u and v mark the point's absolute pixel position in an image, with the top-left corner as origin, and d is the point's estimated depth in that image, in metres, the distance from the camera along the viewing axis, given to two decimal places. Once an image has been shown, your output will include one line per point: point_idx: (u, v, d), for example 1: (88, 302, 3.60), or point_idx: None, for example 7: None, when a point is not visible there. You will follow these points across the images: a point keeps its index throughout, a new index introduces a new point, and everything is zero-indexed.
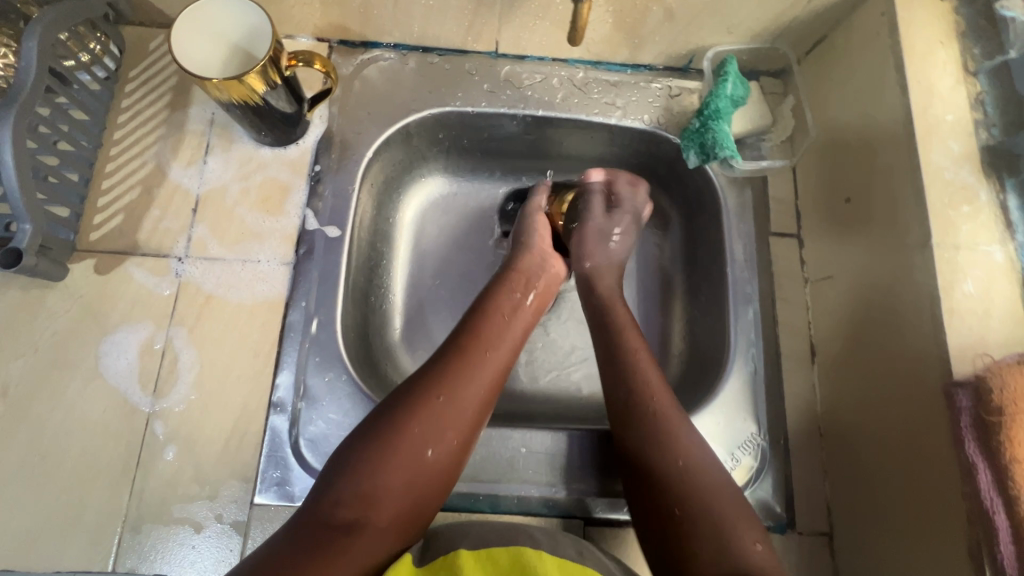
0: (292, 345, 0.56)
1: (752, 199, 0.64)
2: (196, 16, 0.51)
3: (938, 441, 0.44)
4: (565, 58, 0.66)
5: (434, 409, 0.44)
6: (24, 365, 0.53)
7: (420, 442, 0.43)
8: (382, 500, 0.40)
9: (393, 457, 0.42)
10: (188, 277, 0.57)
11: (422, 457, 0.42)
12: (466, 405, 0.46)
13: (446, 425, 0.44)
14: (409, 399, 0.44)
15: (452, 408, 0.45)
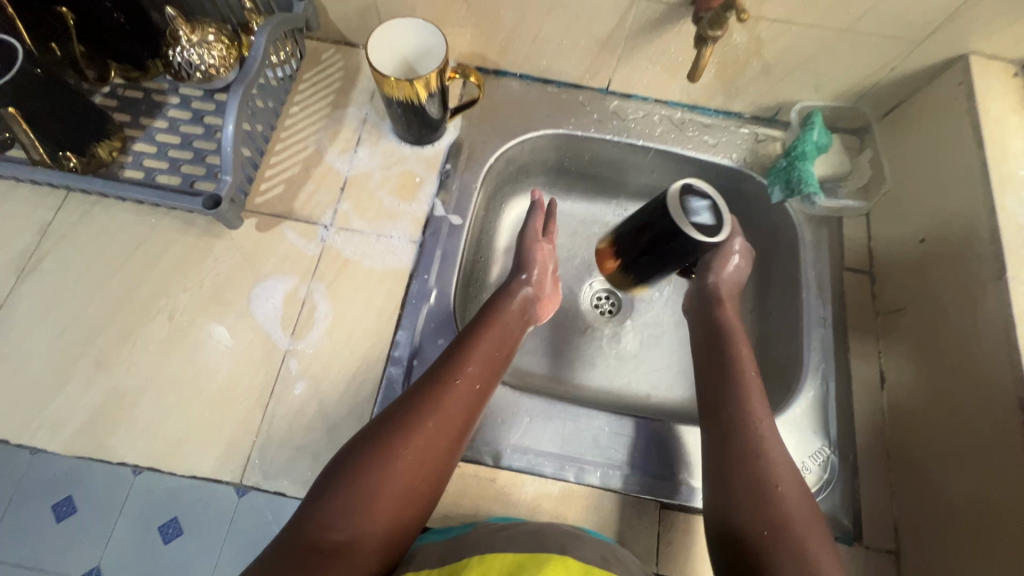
0: (411, 309, 0.64)
1: (828, 236, 0.71)
2: (378, 41, 0.62)
3: (1008, 455, 0.49)
4: (666, 100, 0.76)
5: (417, 429, 0.49)
6: (190, 297, 0.63)
7: (407, 463, 0.47)
8: (374, 523, 0.45)
9: (382, 482, 0.46)
10: (330, 243, 0.66)
11: (413, 478, 0.48)
12: (451, 424, 0.51)
13: (433, 445, 0.49)
14: (399, 425, 0.49)
15: (442, 426, 0.50)
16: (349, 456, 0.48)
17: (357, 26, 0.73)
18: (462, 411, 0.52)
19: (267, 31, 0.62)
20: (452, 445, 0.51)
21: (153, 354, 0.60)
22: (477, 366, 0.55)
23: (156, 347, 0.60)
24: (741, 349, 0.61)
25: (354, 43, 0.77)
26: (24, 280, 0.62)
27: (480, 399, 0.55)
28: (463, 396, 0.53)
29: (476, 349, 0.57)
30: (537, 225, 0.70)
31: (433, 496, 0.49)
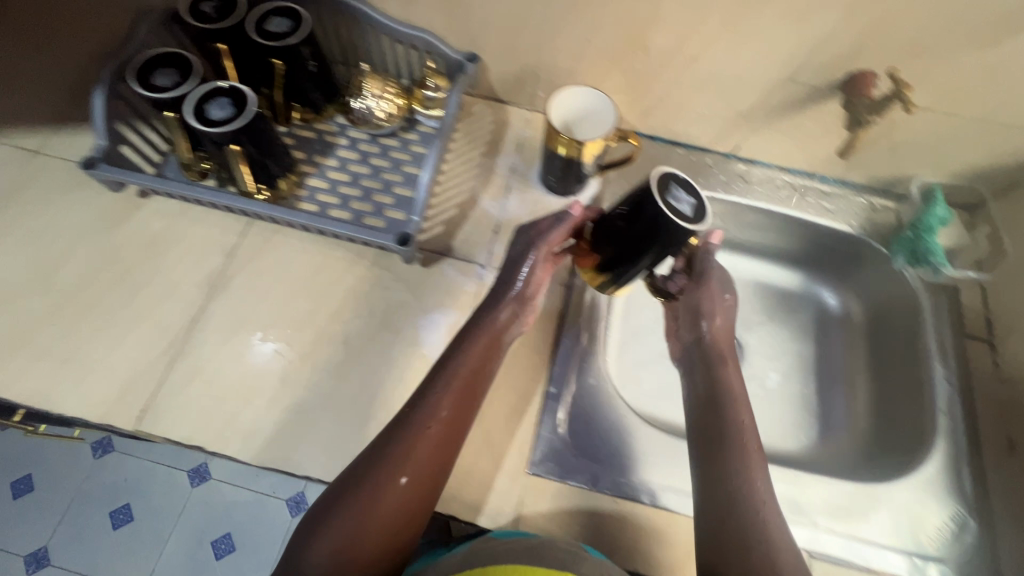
0: (565, 347, 0.69)
1: (947, 303, 0.75)
2: (561, 105, 0.69)
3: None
4: (788, 167, 0.82)
5: (412, 458, 0.48)
6: (363, 323, 0.68)
7: (399, 494, 0.47)
8: (349, 568, 0.44)
9: (357, 523, 0.45)
10: (487, 281, 0.72)
11: (391, 519, 0.46)
12: (418, 464, 0.48)
13: (417, 481, 0.48)
14: (384, 466, 0.48)
15: (411, 471, 0.48)
16: (344, 481, 0.48)
17: (513, 86, 0.81)
18: (426, 451, 0.49)
19: (457, 94, 0.74)
20: (428, 483, 0.49)
21: (330, 374, 0.65)
22: (451, 399, 0.52)
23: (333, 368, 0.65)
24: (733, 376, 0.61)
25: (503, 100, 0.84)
26: (213, 298, 0.68)
27: (450, 435, 0.51)
28: (426, 439, 0.50)
29: (453, 378, 0.54)
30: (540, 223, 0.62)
31: (411, 535, 0.48)
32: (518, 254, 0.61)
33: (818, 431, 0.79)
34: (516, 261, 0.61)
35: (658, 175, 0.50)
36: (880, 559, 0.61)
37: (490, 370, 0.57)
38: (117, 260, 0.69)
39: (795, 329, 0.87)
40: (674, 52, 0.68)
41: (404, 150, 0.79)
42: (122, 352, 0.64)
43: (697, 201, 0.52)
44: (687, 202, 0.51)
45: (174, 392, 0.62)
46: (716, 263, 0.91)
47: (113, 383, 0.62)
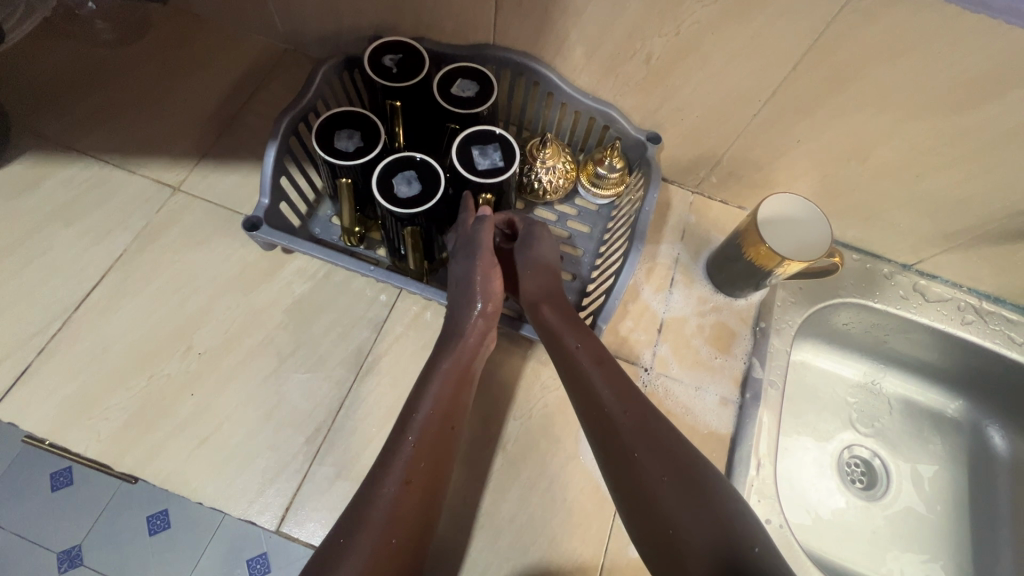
0: (739, 479, 0.62)
1: None
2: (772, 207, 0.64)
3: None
4: (970, 288, 0.76)
5: (371, 519, 0.43)
6: (521, 426, 0.63)
7: (367, 552, 0.41)
8: None
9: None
10: (652, 388, 0.66)
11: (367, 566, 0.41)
12: (399, 512, 0.44)
13: (403, 530, 0.44)
14: (353, 515, 0.44)
15: (394, 525, 0.43)
16: (334, 541, 0.43)
17: (686, 166, 0.74)
18: (415, 502, 0.46)
19: (658, 183, 0.65)
20: (415, 535, 0.45)
21: (488, 484, 0.59)
22: (427, 451, 0.48)
23: (490, 477, 0.60)
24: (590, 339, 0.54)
25: (666, 178, 0.78)
26: (361, 381, 0.62)
27: (427, 466, 0.48)
28: (394, 472, 0.46)
29: (424, 425, 0.50)
30: (467, 226, 0.60)
31: None
32: (463, 273, 0.59)
33: None
34: (462, 279, 0.59)
35: (466, 134, 0.59)
36: None
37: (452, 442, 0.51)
38: (261, 325, 0.63)
39: (950, 456, 0.81)
40: (898, 168, 0.62)
41: (562, 227, 0.74)
42: (266, 433, 0.58)
43: (503, 164, 0.59)
44: (492, 159, 0.59)
45: (320, 490, 0.56)
46: (867, 373, 0.84)
47: (254, 474, 0.56)
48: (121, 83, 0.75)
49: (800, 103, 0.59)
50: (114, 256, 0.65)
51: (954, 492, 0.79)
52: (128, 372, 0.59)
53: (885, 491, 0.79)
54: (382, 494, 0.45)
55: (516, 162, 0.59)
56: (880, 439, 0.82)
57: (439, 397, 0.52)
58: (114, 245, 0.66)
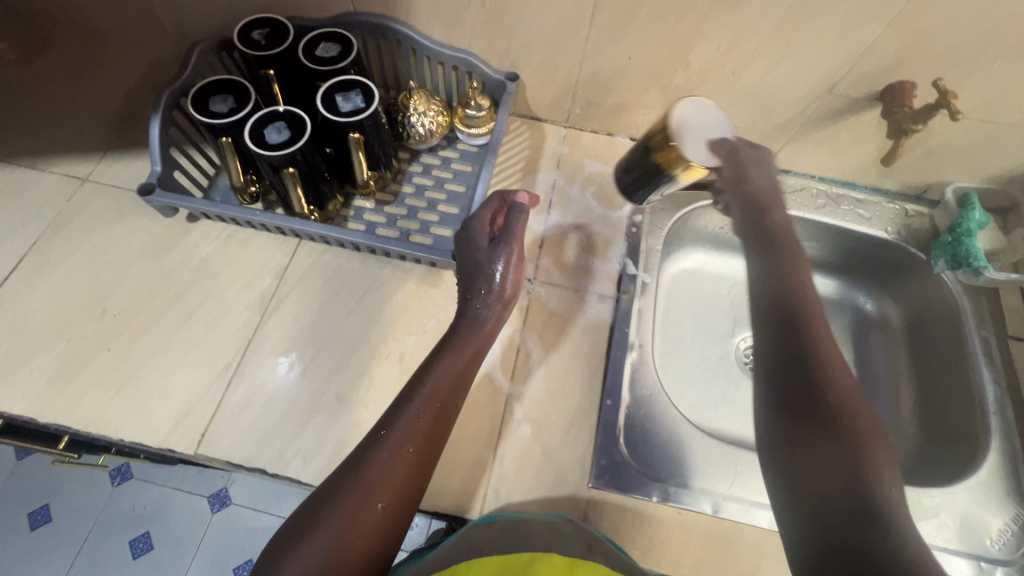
0: (615, 361, 0.68)
1: (987, 306, 0.76)
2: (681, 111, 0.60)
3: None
4: (821, 176, 0.84)
5: (364, 476, 0.46)
6: (416, 341, 0.68)
7: (355, 506, 0.44)
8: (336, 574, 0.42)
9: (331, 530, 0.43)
10: (535, 295, 0.72)
11: (357, 521, 0.44)
12: (392, 475, 0.47)
13: (394, 486, 0.46)
14: (350, 472, 0.47)
15: (387, 489, 0.46)
16: (324, 495, 0.46)
17: (551, 102, 0.82)
18: (408, 465, 0.48)
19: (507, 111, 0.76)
20: (410, 489, 0.47)
21: (388, 392, 0.65)
22: (426, 414, 0.51)
23: (391, 387, 0.65)
24: (835, 354, 0.50)
25: (540, 118, 0.86)
26: (266, 320, 0.68)
27: (427, 436, 0.50)
28: (398, 440, 0.48)
29: (418, 402, 0.52)
30: (484, 224, 0.64)
31: (395, 535, 0.46)
32: (485, 260, 0.63)
33: None
34: (481, 265, 0.63)
35: (328, 84, 0.67)
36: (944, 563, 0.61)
37: (445, 424, 0.52)
38: (172, 284, 0.69)
39: None
40: (716, 69, 0.71)
41: (448, 170, 0.81)
42: (181, 373, 0.64)
43: (365, 105, 0.67)
44: (355, 102, 0.67)
45: (234, 415, 0.62)
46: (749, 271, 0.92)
47: (173, 408, 0.62)
48: (31, 95, 0.82)
49: (616, 21, 0.67)
50: (31, 242, 0.71)
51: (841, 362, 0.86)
52: (50, 338, 0.65)
53: None
54: (382, 454, 0.47)
55: (376, 104, 0.67)
56: None
57: (446, 374, 0.54)
58: (29, 233, 0.72)
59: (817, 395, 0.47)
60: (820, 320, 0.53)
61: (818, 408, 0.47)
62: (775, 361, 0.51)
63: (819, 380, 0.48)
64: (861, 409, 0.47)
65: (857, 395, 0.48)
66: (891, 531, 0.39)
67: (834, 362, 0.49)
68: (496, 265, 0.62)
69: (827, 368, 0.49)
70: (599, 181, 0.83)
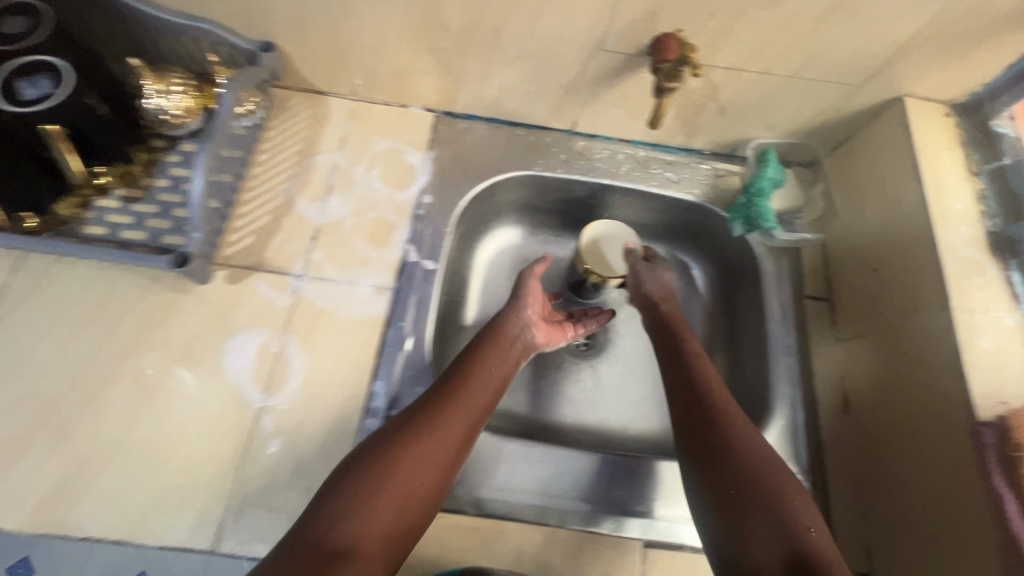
0: (388, 359, 0.64)
1: (788, 266, 0.73)
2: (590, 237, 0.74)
3: (970, 488, 0.50)
4: (630, 139, 0.79)
5: (409, 446, 0.50)
6: (159, 356, 0.61)
7: (387, 475, 0.48)
8: (365, 542, 0.45)
9: (374, 494, 0.47)
10: (303, 293, 0.66)
11: (403, 497, 0.48)
12: (446, 445, 0.52)
13: (433, 458, 0.50)
14: (375, 452, 0.49)
15: (443, 460, 0.51)
16: (337, 484, 0.48)
17: (325, 73, 0.73)
18: (460, 436, 0.53)
19: (235, 82, 0.65)
20: (450, 461, 0.52)
21: (121, 418, 0.58)
22: (442, 401, 0.54)
23: (125, 411, 0.59)
24: (721, 395, 0.58)
25: (322, 91, 0.77)
26: None
27: (478, 421, 0.55)
28: (461, 415, 0.54)
29: (468, 394, 0.56)
30: (529, 277, 0.70)
31: (416, 523, 0.49)
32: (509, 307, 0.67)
33: None
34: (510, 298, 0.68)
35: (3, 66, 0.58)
36: None
37: (479, 422, 0.55)
38: None
39: None
40: (474, 28, 0.63)
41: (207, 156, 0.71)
42: None
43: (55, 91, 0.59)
44: (42, 89, 0.58)
45: None
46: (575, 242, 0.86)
47: None
48: None
49: None
50: None
51: None
52: None
53: (606, 347, 0.83)
54: (418, 444, 0.50)
55: (68, 87, 0.59)
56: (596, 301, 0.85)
57: (494, 364, 0.60)
58: None
59: (717, 481, 0.52)
60: (709, 370, 0.61)
61: (742, 485, 0.50)
62: (684, 446, 0.56)
63: (719, 461, 0.53)
64: (753, 452, 0.53)
65: (759, 443, 0.53)
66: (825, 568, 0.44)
67: (735, 431, 0.54)
68: (519, 303, 0.67)
69: (735, 440, 0.54)
70: (388, 159, 0.75)
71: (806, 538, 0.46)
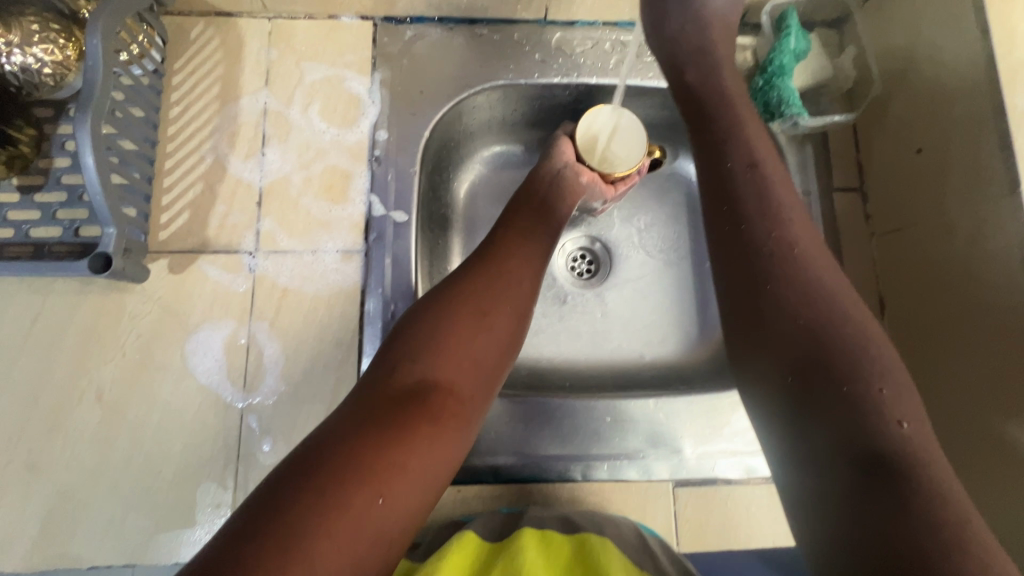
0: (371, 333, 0.57)
1: (813, 155, 0.63)
2: (586, 132, 0.63)
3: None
4: (616, 21, 0.64)
5: (475, 291, 0.48)
6: (115, 369, 0.54)
7: (465, 316, 0.46)
8: (442, 379, 0.43)
9: (444, 341, 0.44)
10: (261, 272, 0.57)
11: (474, 348, 0.45)
12: (515, 293, 0.49)
13: (506, 299, 0.48)
14: (446, 294, 0.47)
15: (509, 303, 0.48)
16: (407, 329, 0.45)
17: None
18: (524, 284, 0.51)
19: (99, 23, 0.47)
20: (519, 310, 0.49)
21: (91, 444, 0.52)
22: (503, 254, 0.52)
23: (93, 436, 0.53)
24: (778, 238, 0.45)
25: (228, 12, 0.61)
26: None
27: (536, 268, 0.53)
28: (517, 262, 0.52)
29: (525, 246, 0.54)
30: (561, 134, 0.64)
31: (497, 374, 0.46)
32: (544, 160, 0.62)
33: (695, 330, 0.73)
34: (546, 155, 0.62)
35: None
36: (748, 469, 0.56)
37: (541, 272, 0.54)
38: None
39: (666, 214, 0.77)
40: None
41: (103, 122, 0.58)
42: None
43: None
44: None
45: None
46: None
47: None
48: None
49: None
50: None
51: (672, 247, 0.76)
52: None
53: (611, 271, 0.75)
54: (486, 288, 0.48)
55: None
56: (595, 222, 0.76)
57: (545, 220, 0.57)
58: None
59: (773, 355, 0.42)
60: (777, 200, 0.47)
61: (815, 359, 0.40)
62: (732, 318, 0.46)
63: (777, 319, 0.42)
64: (825, 332, 0.41)
65: (849, 318, 0.41)
66: (918, 476, 0.35)
67: (794, 256, 0.44)
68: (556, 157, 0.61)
69: (801, 259, 0.44)
70: (326, 90, 0.62)
71: (886, 433, 0.37)
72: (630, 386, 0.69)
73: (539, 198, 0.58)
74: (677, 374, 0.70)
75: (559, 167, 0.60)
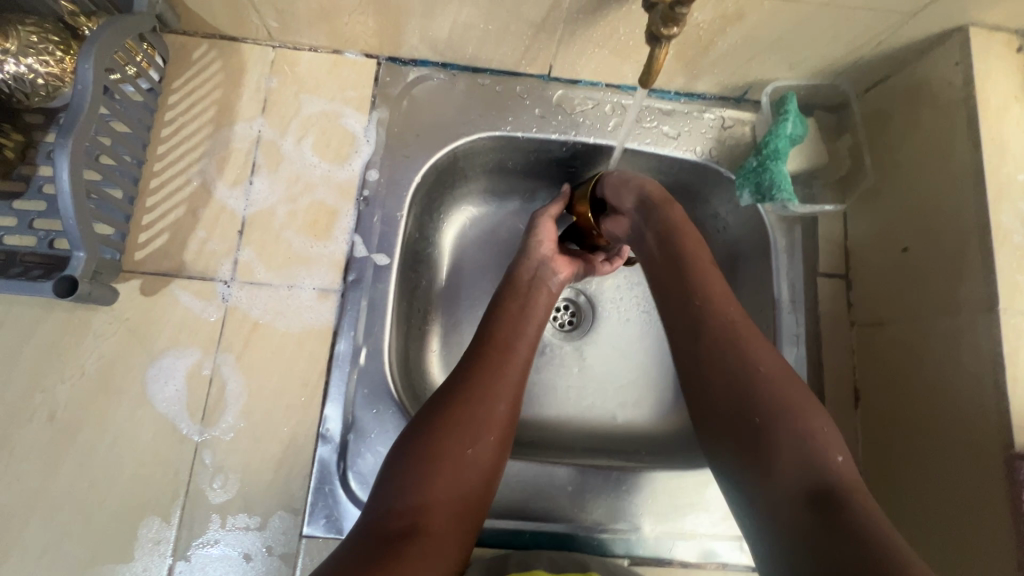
0: (339, 376, 0.56)
1: (801, 238, 0.63)
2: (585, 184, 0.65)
3: (993, 520, 0.45)
4: (618, 85, 0.65)
5: (465, 416, 0.47)
6: (71, 389, 0.53)
7: (458, 450, 0.45)
8: (434, 523, 0.42)
9: (438, 478, 0.43)
10: (234, 302, 0.56)
11: (464, 485, 0.44)
12: (502, 412, 0.49)
13: (496, 422, 0.48)
14: (433, 422, 0.46)
15: (497, 429, 0.47)
16: (394, 464, 0.44)
17: (228, 16, 0.57)
18: (510, 398, 0.50)
19: (93, 47, 0.47)
20: (505, 428, 0.49)
21: (36, 464, 0.51)
22: (493, 369, 0.50)
23: (39, 457, 0.51)
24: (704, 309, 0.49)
25: (232, 37, 0.61)
26: None
27: (523, 380, 0.52)
28: (506, 376, 0.51)
29: (514, 358, 0.53)
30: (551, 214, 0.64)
31: (484, 499, 0.46)
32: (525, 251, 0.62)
33: (671, 395, 0.72)
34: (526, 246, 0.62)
35: None
36: (706, 553, 0.56)
37: (522, 393, 0.51)
38: None
39: None
40: None
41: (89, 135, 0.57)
42: None
43: None
44: None
45: None
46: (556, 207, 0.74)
47: None
48: None
49: None
50: None
51: (656, 309, 0.75)
52: None
53: (592, 326, 0.74)
54: (470, 420, 0.46)
55: None
56: None
57: (531, 328, 0.56)
58: None
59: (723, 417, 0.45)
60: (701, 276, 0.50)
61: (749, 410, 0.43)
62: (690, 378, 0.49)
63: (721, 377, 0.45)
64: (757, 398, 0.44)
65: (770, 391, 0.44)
66: (859, 517, 0.37)
67: (736, 329, 0.47)
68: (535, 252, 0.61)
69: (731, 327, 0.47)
70: (323, 125, 0.61)
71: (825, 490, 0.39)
72: (599, 448, 0.68)
73: (518, 304, 0.57)
74: (647, 440, 0.69)
75: (538, 262, 0.61)
